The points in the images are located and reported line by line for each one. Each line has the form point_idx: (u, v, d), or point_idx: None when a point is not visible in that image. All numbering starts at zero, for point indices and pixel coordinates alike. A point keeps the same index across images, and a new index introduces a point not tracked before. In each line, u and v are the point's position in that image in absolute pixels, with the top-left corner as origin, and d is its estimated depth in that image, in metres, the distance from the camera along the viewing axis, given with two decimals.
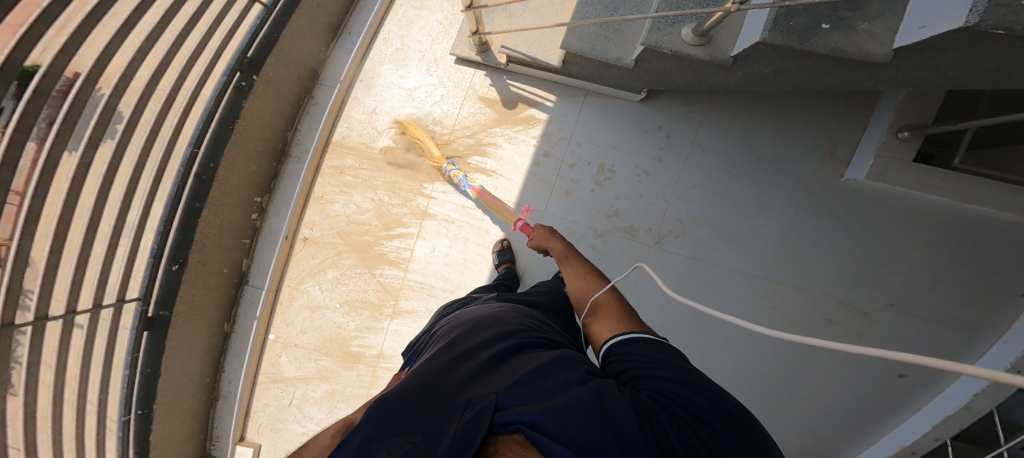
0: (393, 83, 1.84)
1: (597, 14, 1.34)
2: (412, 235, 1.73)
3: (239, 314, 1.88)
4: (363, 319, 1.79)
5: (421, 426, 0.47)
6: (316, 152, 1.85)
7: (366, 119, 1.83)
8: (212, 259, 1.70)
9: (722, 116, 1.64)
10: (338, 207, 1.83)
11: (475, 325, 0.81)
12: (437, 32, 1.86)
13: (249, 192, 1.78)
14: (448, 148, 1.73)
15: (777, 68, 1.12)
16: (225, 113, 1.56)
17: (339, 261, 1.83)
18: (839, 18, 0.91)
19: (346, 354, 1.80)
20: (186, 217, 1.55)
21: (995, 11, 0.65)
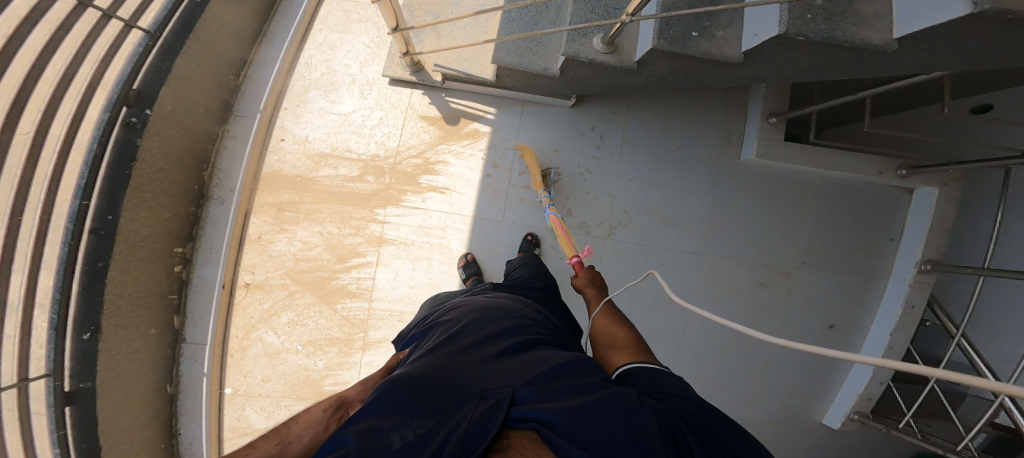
0: (323, 109, 1.72)
1: (520, 29, 1.39)
2: (372, 263, 1.67)
3: (179, 374, 1.70)
4: (331, 355, 1.69)
5: (437, 411, 0.56)
6: (245, 191, 1.68)
7: (299, 150, 1.70)
8: (133, 321, 1.52)
9: (648, 111, 1.79)
10: (281, 246, 1.70)
11: (484, 314, 0.88)
12: (365, 55, 1.77)
13: (167, 243, 1.59)
14: (397, 172, 1.67)
15: (670, 69, 1.24)
16: (115, 155, 1.38)
17: (293, 302, 1.71)
18: (703, 28, 1.08)
19: (319, 394, 1.68)
20: (85, 282, 1.35)
21: (794, 22, 0.88)
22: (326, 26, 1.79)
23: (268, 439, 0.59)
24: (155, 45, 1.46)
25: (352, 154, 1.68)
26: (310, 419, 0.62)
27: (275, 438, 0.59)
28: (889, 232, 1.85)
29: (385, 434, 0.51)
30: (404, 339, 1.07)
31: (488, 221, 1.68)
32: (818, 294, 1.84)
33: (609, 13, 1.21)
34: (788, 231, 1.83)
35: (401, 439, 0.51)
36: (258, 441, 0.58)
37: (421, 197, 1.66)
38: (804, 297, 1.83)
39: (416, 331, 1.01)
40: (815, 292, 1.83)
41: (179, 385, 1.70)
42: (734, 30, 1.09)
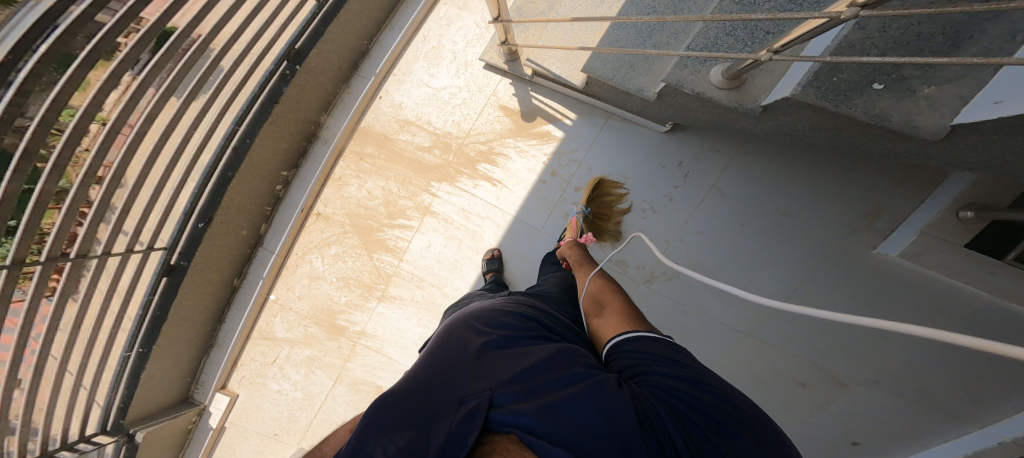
0: (423, 81, 1.92)
1: (631, 41, 1.37)
2: (412, 228, 1.83)
3: (248, 270, 2.04)
4: (354, 298, 1.90)
5: (411, 426, 0.53)
6: (342, 138, 1.98)
7: (392, 113, 1.93)
8: (234, 222, 1.86)
9: (747, 163, 1.63)
10: (352, 190, 1.95)
11: (470, 311, 0.83)
12: (472, 34, 1.91)
13: (278, 166, 1.95)
14: (461, 153, 1.81)
15: (813, 123, 1.00)
16: (268, 97, 1.72)
17: (343, 240, 1.94)
18: (900, 80, 0.79)
19: (331, 325, 1.91)
20: (217, 184, 1.71)
21: None
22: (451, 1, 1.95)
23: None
24: (320, 12, 1.75)
25: (431, 128, 1.86)
26: (337, 441, 0.63)
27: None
28: None
29: (368, 451, 0.51)
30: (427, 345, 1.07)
31: (527, 225, 1.73)
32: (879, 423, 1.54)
33: (756, 38, 1.02)
34: (857, 348, 1.54)
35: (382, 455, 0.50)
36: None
37: (473, 182, 1.78)
38: (841, 414, 1.57)
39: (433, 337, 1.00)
40: (863, 417, 1.55)
41: (243, 280, 2.04)
42: (961, 87, 0.75)
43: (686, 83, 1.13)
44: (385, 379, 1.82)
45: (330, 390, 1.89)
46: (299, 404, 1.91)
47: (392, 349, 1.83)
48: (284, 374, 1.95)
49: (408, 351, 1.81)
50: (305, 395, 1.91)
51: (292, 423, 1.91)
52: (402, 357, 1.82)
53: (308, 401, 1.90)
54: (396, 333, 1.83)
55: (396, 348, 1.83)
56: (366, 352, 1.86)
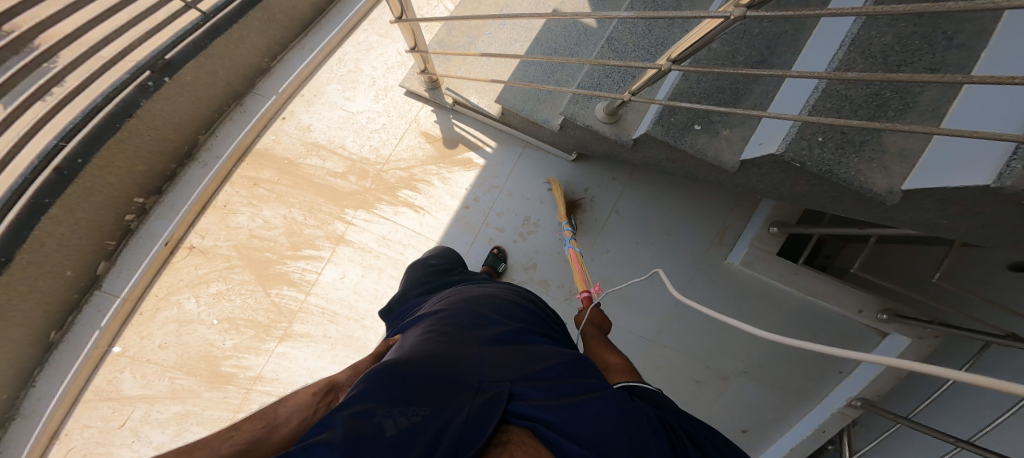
0: (336, 103, 1.80)
1: (535, 78, 1.51)
2: (322, 258, 1.67)
3: (75, 321, 1.60)
4: (246, 341, 1.65)
5: (430, 401, 0.55)
6: (230, 160, 1.72)
7: (298, 135, 1.75)
8: (56, 259, 1.47)
9: (638, 188, 1.85)
10: (241, 219, 1.69)
11: (474, 306, 0.87)
12: (394, 61, 1.87)
13: (128, 193, 1.60)
14: (379, 179, 1.72)
15: (669, 156, 1.25)
16: (114, 109, 1.43)
17: (228, 275, 1.69)
18: (709, 123, 1.07)
19: (214, 374, 1.62)
20: (23, 212, 1.33)
21: (796, 144, 0.77)
22: (372, 29, 1.91)
23: (254, 421, 0.58)
24: (204, 24, 1.55)
25: (343, 151, 1.74)
26: (299, 402, 0.63)
27: (262, 419, 0.59)
28: (839, 364, 1.79)
29: (377, 421, 0.52)
30: (395, 326, 1.07)
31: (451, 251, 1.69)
32: (751, 403, 1.88)
33: (624, 81, 1.27)
34: (733, 343, 1.85)
35: (395, 427, 0.51)
36: (244, 421, 0.58)
37: (394, 209, 1.70)
38: (730, 403, 1.88)
39: (409, 319, 1.01)
40: (742, 403, 1.88)
41: (68, 334, 1.59)
42: (744, 131, 1.03)
43: (580, 116, 1.27)
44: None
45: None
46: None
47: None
48: (140, 438, 1.54)
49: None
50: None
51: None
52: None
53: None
54: (305, 374, 1.61)
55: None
56: (263, 399, 1.60)
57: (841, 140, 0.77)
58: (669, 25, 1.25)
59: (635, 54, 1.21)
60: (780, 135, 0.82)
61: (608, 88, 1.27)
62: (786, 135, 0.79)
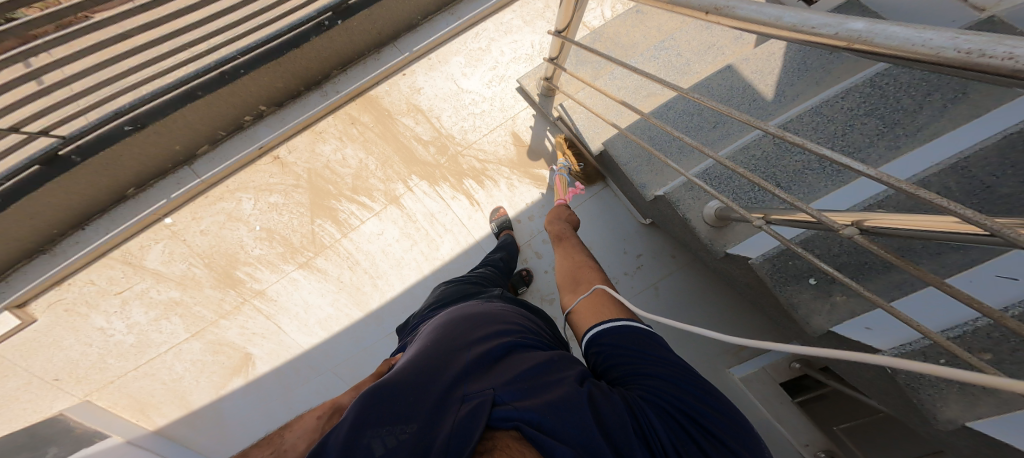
0: (452, 76, 1.85)
1: (650, 140, 1.32)
2: (372, 210, 1.72)
3: (152, 186, 1.80)
4: (270, 255, 1.74)
5: (416, 418, 0.51)
6: (345, 97, 1.86)
7: (407, 94, 1.83)
8: (170, 135, 1.68)
9: (693, 276, 1.52)
10: (326, 149, 1.83)
11: (467, 316, 0.79)
12: (522, 52, 1.88)
13: (256, 100, 1.80)
14: (454, 161, 1.72)
15: (747, 282, 1.15)
16: (290, 40, 1.67)
17: (290, 193, 1.80)
18: (828, 282, 0.94)
19: (226, 274, 1.74)
20: (179, 97, 1.60)
21: (910, 355, 0.74)
22: (520, 13, 1.91)
23: (261, 448, 0.57)
24: None
25: (436, 122, 1.78)
26: (305, 426, 0.59)
27: (268, 447, 0.57)
28: None
29: (364, 442, 0.48)
30: (406, 339, 1.03)
31: (482, 246, 1.63)
32: None
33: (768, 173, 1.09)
34: None
35: (383, 446, 0.47)
36: (251, 450, 0.57)
37: (452, 194, 1.69)
38: None
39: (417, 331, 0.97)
40: None
41: (141, 193, 1.79)
42: (857, 307, 0.91)
43: (684, 205, 1.19)
44: (259, 347, 1.67)
45: (178, 343, 1.70)
46: (124, 350, 1.69)
47: (286, 319, 1.68)
48: (125, 311, 1.72)
49: (306, 328, 1.67)
50: (138, 342, 1.70)
51: (96, 370, 1.68)
52: (296, 332, 1.67)
53: (137, 350, 1.69)
54: (300, 305, 1.69)
55: (290, 319, 1.68)
56: (252, 314, 1.70)
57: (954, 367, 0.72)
58: (879, 132, 0.95)
59: (790, 162, 1.08)
60: (899, 337, 0.80)
61: (733, 192, 1.15)
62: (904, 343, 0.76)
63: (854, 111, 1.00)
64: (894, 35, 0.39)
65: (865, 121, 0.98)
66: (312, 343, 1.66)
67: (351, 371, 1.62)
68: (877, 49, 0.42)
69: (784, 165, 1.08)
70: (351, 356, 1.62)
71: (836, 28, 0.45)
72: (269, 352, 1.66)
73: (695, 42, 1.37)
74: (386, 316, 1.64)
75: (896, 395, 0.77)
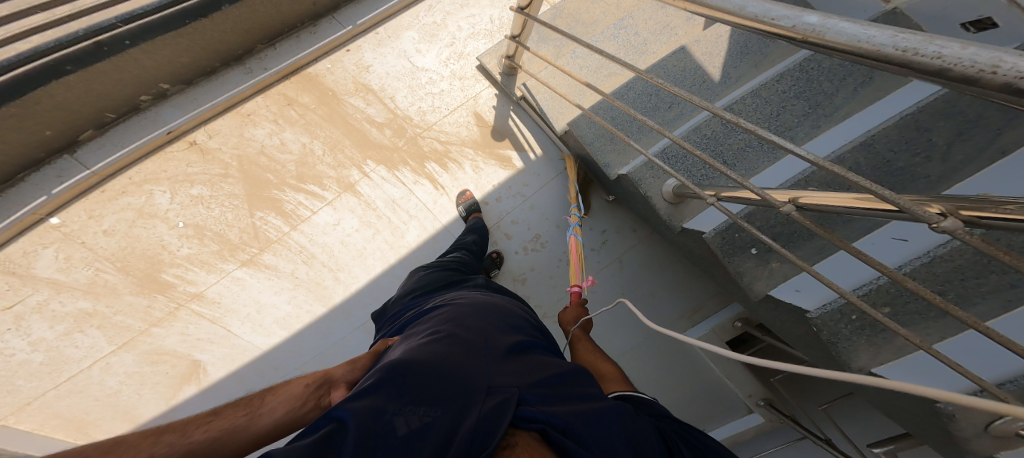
0: (405, 53, 1.71)
1: (617, 120, 1.37)
2: (324, 199, 1.58)
3: (23, 180, 1.49)
4: (202, 254, 1.55)
5: (440, 402, 0.54)
6: (277, 75, 1.65)
7: (354, 71, 1.67)
8: (38, 117, 1.37)
9: (650, 248, 1.64)
10: (259, 133, 1.61)
11: (480, 313, 0.83)
12: (481, 27, 1.77)
13: (158, 75, 1.52)
14: (414, 143, 1.62)
15: (700, 253, 1.24)
16: (192, 7, 1.42)
17: (218, 184, 1.59)
18: (766, 251, 1.06)
19: (149, 278, 1.51)
20: (40, 71, 1.28)
21: (830, 315, 0.85)
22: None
23: (238, 409, 0.60)
24: None
25: (391, 102, 1.65)
26: (289, 393, 0.65)
27: (245, 408, 0.61)
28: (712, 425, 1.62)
29: (388, 419, 0.50)
30: (393, 324, 1.03)
31: (450, 232, 1.58)
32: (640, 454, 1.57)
33: (721, 150, 1.22)
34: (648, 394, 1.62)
35: (406, 426, 0.49)
36: (226, 410, 0.59)
37: (414, 178, 1.60)
38: None
39: (412, 314, 0.98)
40: None
41: (10, 189, 1.47)
42: (788, 271, 1.05)
43: (646, 184, 1.29)
44: (209, 353, 1.48)
45: (102, 357, 1.45)
46: (33, 371, 1.41)
47: (237, 321, 1.52)
48: (22, 327, 1.43)
49: (261, 329, 1.52)
50: (49, 359, 1.42)
51: (5, 393, 1.39)
52: (249, 334, 1.51)
53: (51, 368, 1.42)
54: (252, 305, 1.54)
55: (241, 320, 1.52)
56: (192, 319, 1.51)
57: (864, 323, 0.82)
58: (806, 113, 1.11)
59: (734, 140, 1.22)
60: (819, 298, 0.91)
61: (688, 169, 1.27)
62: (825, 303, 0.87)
63: (788, 93, 1.13)
64: (842, 31, 0.39)
65: (795, 103, 1.13)
66: (271, 344, 1.52)
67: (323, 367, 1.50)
68: (826, 45, 0.42)
69: (729, 144, 1.22)
70: (319, 352, 1.51)
71: (793, 20, 0.44)
72: (223, 358, 1.48)
73: (652, 21, 1.42)
74: (353, 309, 1.55)
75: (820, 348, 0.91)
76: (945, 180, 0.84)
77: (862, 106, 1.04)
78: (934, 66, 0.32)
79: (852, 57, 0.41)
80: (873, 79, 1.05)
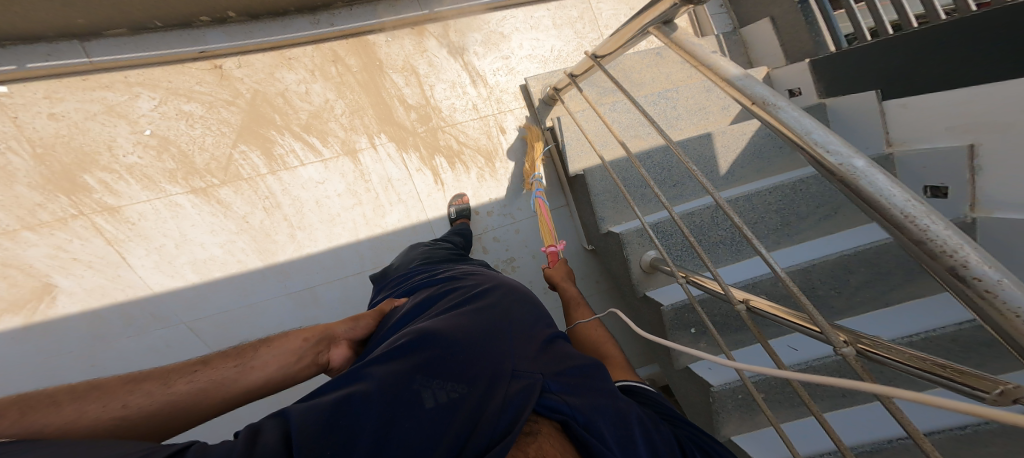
0: (465, 52, 1.65)
1: (631, 184, 1.39)
2: (321, 156, 1.52)
3: (2, 46, 1.36)
4: (149, 167, 1.45)
5: (463, 380, 0.62)
6: (338, 33, 1.59)
7: (409, 52, 1.62)
8: (79, 9, 1.29)
9: (606, 306, 1.64)
10: (288, 76, 1.54)
11: (501, 294, 0.88)
12: (547, 56, 1.73)
13: (229, 5, 1.45)
14: (433, 136, 1.59)
15: (647, 319, 1.26)
16: None
17: (212, 106, 1.49)
18: (701, 331, 1.11)
19: (64, 175, 1.39)
20: None
21: (730, 392, 0.97)
22: (553, 14, 1.75)
23: (229, 360, 0.70)
24: None
25: (429, 90, 1.61)
26: (283, 348, 0.78)
27: (236, 360, 0.71)
28: None
29: (416, 391, 0.59)
30: (404, 285, 1.12)
31: (432, 223, 1.55)
32: None
33: (707, 232, 1.24)
34: None
35: (434, 400, 0.58)
36: (217, 362, 0.69)
37: (419, 166, 1.57)
38: None
39: (427, 282, 1.06)
40: None
41: None
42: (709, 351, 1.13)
43: (630, 248, 1.23)
44: (71, 280, 1.38)
45: None
46: None
47: (140, 250, 1.43)
48: None
49: (168, 267, 1.44)
50: None
51: None
52: (150, 271, 1.43)
53: None
54: (173, 237, 1.45)
55: (143, 247, 1.43)
56: (84, 234, 1.40)
57: (745, 401, 0.98)
58: (775, 228, 1.21)
59: (714, 234, 1.24)
60: (724, 376, 1.01)
61: (670, 246, 1.26)
62: (728, 381, 0.98)
63: (771, 205, 1.19)
64: (876, 184, 0.46)
65: (771, 217, 1.20)
66: (170, 287, 1.44)
67: (219, 328, 1.45)
68: (853, 192, 0.48)
69: (709, 235, 1.24)
70: (227, 310, 1.45)
71: (842, 159, 0.49)
72: (88, 290, 1.40)
73: (692, 99, 1.52)
74: (295, 273, 1.49)
75: (702, 407, 1.06)
76: (841, 312, 1.07)
77: (813, 235, 1.22)
78: (947, 243, 0.40)
79: (868, 212, 0.48)
80: (835, 213, 1.20)
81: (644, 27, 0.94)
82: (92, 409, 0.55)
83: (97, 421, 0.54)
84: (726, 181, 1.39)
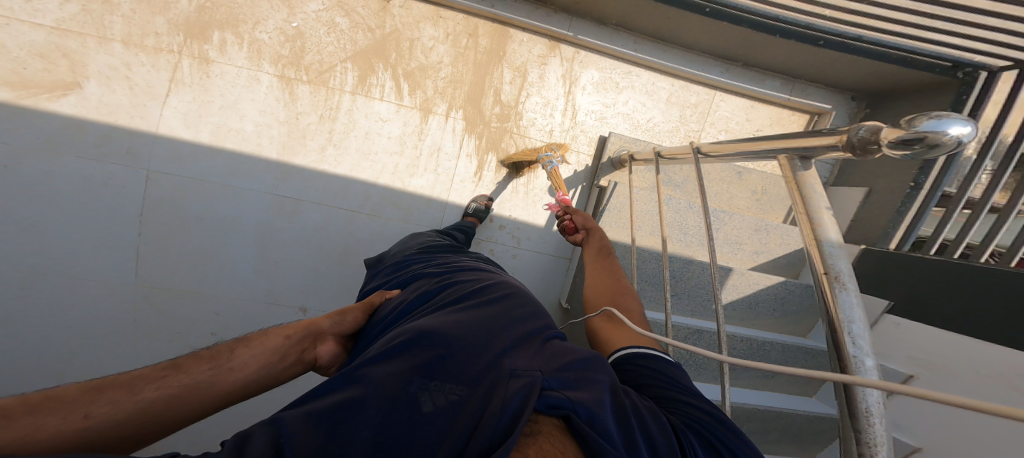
0: (577, 84, 1.67)
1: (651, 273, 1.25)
2: (402, 104, 1.58)
3: None
4: (270, 49, 1.51)
5: (461, 382, 0.51)
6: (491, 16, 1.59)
7: (532, 59, 1.64)
8: None
9: None
10: (427, 29, 1.57)
11: (500, 288, 0.76)
12: (643, 126, 1.74)
13: None
14: (496, 134, 1.63)
15: None
16: None
17: (353, 18, 1.53)
18: None
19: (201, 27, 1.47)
20: None
21: None
22: (673, 91, 1.74)
23: (201, 361, 0.52)
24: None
25: (524, 96, 1.64)
26: (269, 343, 0.60)
27: (209, 361, 0.53)
28: None
29: (413, 394, 0.49)
30: (398, 274, 1.01)
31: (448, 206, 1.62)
32: None
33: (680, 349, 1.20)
34: None
35: (432, 404, 0.48)
36: (187, 362, 0.51)
37: (469, 152, 1.62)
38: None
39: (422, 271, 0.95)
40: None
41: None
42: None
43: None
44: (97, 90, 1.43)
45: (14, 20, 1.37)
46: None
47: (182, 94, 1.47)
48: None
49: (193, 121, 1.48)
50: None
51: None
52: (175, 116, 1.47)
53: None
54: (225, 100, 1.50)
55: (192, 95, 1.48)
56: (151, 63, 1.45)
57: None
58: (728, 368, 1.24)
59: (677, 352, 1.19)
60: None
61: None
62: None
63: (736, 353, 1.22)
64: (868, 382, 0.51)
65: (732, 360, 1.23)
66: (178, 134, 1.48)
67: (176, 190, 1.49)
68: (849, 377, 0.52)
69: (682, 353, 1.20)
70: (199, 180, 1.49)
71: (858, 349, 0.53)
72: (101, 103, 1.43)
73: (750, 224, 1.40)
74: (298, 179, 1.54)
75: None
76: None
77: (748, 383, 1.28)
78: (876, 439, 0.49)
79: (836, 388, 0.54)
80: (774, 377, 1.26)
81: (773, 150, 0.76)
82: (48, 424, 0.38)
83: (55, 445, 0.38)
84: (724, 310, 1.28)
